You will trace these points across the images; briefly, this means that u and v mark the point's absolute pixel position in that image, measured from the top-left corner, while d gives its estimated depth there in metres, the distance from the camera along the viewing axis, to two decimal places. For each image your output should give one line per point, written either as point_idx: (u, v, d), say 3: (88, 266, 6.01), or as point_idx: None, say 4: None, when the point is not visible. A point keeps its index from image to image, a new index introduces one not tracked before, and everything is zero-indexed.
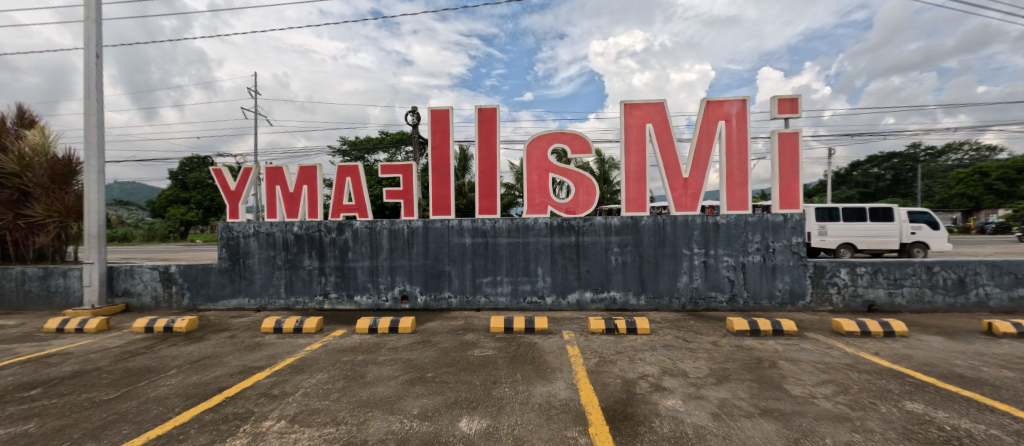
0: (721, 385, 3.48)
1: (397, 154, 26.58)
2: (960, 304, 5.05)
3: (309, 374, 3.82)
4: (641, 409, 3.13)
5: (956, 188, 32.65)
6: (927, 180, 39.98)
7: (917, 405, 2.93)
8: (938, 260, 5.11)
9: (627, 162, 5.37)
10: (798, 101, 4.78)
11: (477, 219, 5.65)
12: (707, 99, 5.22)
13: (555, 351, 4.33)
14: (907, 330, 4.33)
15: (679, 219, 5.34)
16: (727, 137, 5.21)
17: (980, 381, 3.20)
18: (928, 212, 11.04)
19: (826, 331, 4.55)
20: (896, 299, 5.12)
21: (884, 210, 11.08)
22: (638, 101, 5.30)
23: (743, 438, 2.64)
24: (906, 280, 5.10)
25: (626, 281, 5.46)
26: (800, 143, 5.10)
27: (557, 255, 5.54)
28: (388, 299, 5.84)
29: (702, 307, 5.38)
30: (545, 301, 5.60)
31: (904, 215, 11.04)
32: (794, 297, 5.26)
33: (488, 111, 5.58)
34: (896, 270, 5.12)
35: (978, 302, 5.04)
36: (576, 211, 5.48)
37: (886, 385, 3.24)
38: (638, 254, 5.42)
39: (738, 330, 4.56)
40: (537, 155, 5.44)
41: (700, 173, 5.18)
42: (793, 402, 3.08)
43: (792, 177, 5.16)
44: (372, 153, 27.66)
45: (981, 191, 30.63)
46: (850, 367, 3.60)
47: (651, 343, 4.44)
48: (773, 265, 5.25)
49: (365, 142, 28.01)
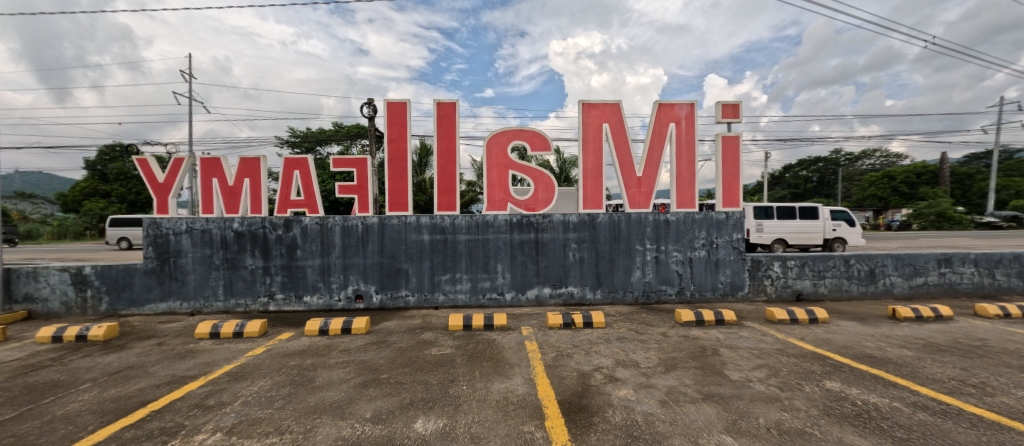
0: (669, 373, 3.70)
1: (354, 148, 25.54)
2: (870, 292, 5.68)
3: (250, 381, 3.55)
4: (595, 400, 3.25)
5: (871, 190, 36.93)
6: (848, 183, 44.83)
7: (835, 383, 3.28)
8: (853, 254, 5.73)
9: (585, 160, 5.50)
10: (739, 106, 5.12)
11: (435, 215, 5.53)
12: (659, 102, 5.45)
13: (513, 347, 4.35)
14: (828, 316, 4.80)
15: (633, 216, 5.54)
16: (677, 139, 5.48)
17: (884, 359, 3.63)
18: (846, 211, 12.42)
19: (761, 319, 4.93)
20: (819, 289, 5.67)
21: (811, 209, 12.25)
22: (595, 101, 5.44)
23: (689, 423, 2.89)
24: (828, 272, 5.65)
25: (584, 276, 5.60)
26: (740, 146, 5.48)
27: (517, 251, 5.55)
28: (341, 299, 5.57)
29: (653, 300, 5.63)
30: (504, 298, 5.60)
31: (826, 215, 12.30)
32: (734, 289, 5.65)
33: (447, 105, 5.46)
34: (819, 264, 5.66)
35: (884, 290, 5.71)
36: (535, 208, 5.53)
37: (811, 367, 3.58)
38: (594, 250, 5.56)
39: (685, 321, 4.80)
40: (497, 151, 5.42)
41: (653, 173, 5.43)
42: (731, 387, 3.38)
43: (733, 177, 5.53)
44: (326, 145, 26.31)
45: (888, 193, 34.95)
46: (781, 352, 3.92)
47: (606, 336, 4.57)
48: (716, 259, 5.62)
49: (317, 134, 26.56)
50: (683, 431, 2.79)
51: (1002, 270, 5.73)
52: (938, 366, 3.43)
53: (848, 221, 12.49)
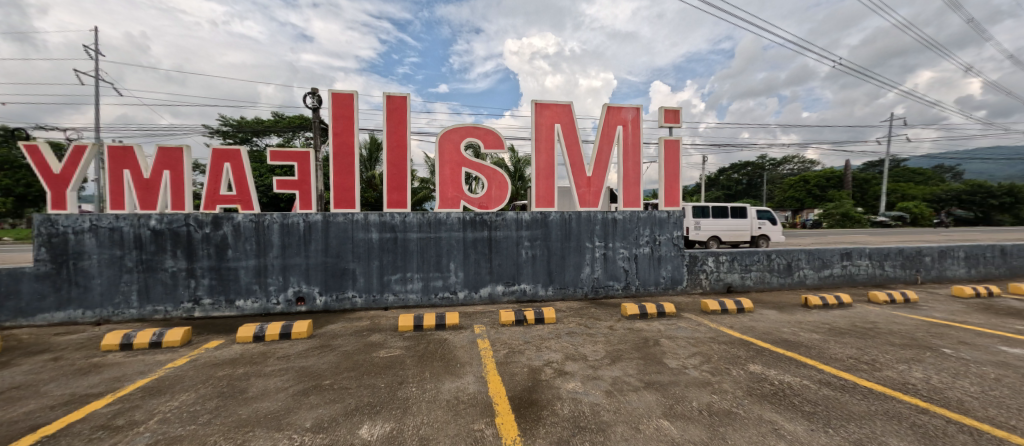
0: (614, 364, 3.87)
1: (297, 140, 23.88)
2: (788, 283, 6.35)
3: (170, 396, 3.19)
4: (545, 394, 3.31)
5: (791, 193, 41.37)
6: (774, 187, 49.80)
7: (757, 367, 3.63)
8: (774, 249, 6.36)
9: (538, 159, 5.58)
10: (679, 112, 5.47)
11: (385, 213, 5.32)
12: (608, 105, 5.67)
13: (465, 346, 4.31)
14: (753, 306, 5.29)
15: (583, 215, 5.72)
16: (624, 141, 5.74)
17: (797, 343, 4.07)
18: (769, 211, 13.80)
19: (697, 310, 5.31)
20: (746, 281, 6.22)
21: (740, 209, 13.46)
22: (548, 102, 5.54)
23: (631, 411, 3.06)
24: (753, 265, 6.23)
25: (536, 274, 5.69)
26: (680, 149, 5.87)
27: (470, 249, 5.51)
28: (280, 302, 5.19)
29: (601, 295, 5.86)
30: (457, 296, 5.53)
31: (753, 214, 13.56)
32: (674, 283, 6.04)
33: (398, 99, 5.29)
34: (746, 258, 6.22)
35: (799, 281, 6.40)
36: (489, 206, 5.51)
37: (737, 352, 3.93)
38: (546, 248, 5.67)
39: (630, 315, 5.04)
40: (449, 148, 5.33)
41: (601, 173, 5.64)
42: (669, 374, 3.63)
43: (674, 179, 5.91)
44: (265, 137, 24.32)
45: (805, 195, 39.41)
46: (713, 340, 4.26)
47: (557, 331, 4.68)
48: (658, 255, 5.96)
49: (254, 124, 24.52)
50: (627, 419, 2.94)
51: (890, 262, 6.66)
52: (839, 346, 3.92)
53: (770, 220, 13.90)
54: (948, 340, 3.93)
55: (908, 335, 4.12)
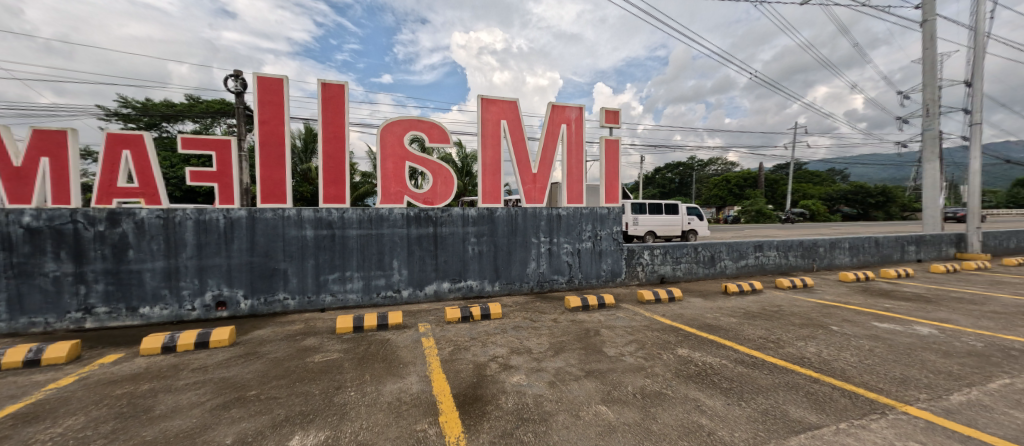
0: (557, 355, 4.00)
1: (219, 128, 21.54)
2: (711, 273, 7.00)
3: (50, 422, 2.71)
4: (490, 389, 3.33)
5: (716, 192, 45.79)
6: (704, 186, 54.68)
7: (684, 350, 3.96)
8: (701, 243, 6.96)
9: (484, 155, 5.57)
10: (619, 113, 5.76)
11: (320, 208, 4.98)
12: (552, 103, 5.80)
13: (408, 345, 4.19)
14: (682, 295, 5.76)
15: (529, 211, 5.82)
16: (568, 139, 5.92)
17: (718, 327, 4.50)
18: (697, 208, 15.13)
19: (634, 300, 5.66)
20: (677, 272, 6.75)
21: (672, 206, 14.59)
22: (494, 97, 5.54)
23: (572, 399, 3.18)
24: (683, 258, 6.77)
25: (482, 270, 5.69)
26: (620, 149, 6.18)
27: (414, 246, 5.36)
28: (196, 308, 4.65)
29: (546, 288, 6.02)
30: (400, 295, 5.35)
31: (683, 211, 14.77)
32: (614, 275, 6.38)
33: (334, 87, 4.97)
34: (677, 251, 6.75)
35: (721, 271, 7.08)
36: (434, 202, 5.39)
37: (668, 338, 4.26)
38: (493, 244, 5.68)
39: (573, 307, 5.24)
40: (392, 141, 5.13)
41: (546, 170, 5.78)
42: (608, 362, 3.83)
43: (614, 177, 6.22)
44: (179, 123, 21.60)
45: (726, 194, 43.91)
46: (647, 328, 4.56)
47: (502, 326, 4.72)
48: (600, 249, 6.25)
49: (164, 108, 21.71)
50: (568, 407, 3.05)
51: (793, 252, 7.60)
52: (752, 328, 4.40)
53: (698, 216, 15.24)
54: (835, 319, 4.58)
55: (805, 315, 4.74)
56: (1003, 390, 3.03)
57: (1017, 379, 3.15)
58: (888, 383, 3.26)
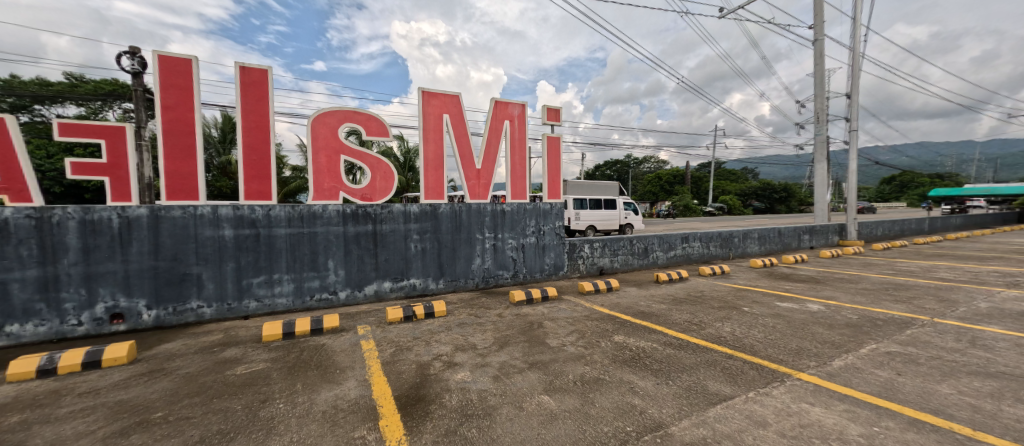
0: (502, 349, 4.04)
1: (114, 113, 18.56)
2: (645, 264, 7.52)
3: None
4: (434, 388, 3.27)
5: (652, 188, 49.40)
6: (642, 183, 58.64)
7: (620, 337, 4.22)
8: (635, 236, 7.44)
9: (426, 149, 5.43)
10: (559, 111, 5.92)
11: (241, 205, 4.52)
12: (495, 99, 5.81)
13: (346, 349, 3.97)
14: (619, 285, 6.12)
15: (473, 207, 5.79)
16: (511, 135, 5.98)
17: (649, 313, 4.85)
18: (633, 203, 16.18)
19: (575, 292, 5.90)
20: (614, 264, 7.16)
21: (611, 201, 15.45)
22: (435, 91, 5.41)
23: (516, 391, 3.24)
24: (620, 250, 7.19)
25: (426, 267, 5.56)
26: (561, 146, 6.37)
27: (351, 245, 5.08)
28: (84, 323, 3.99)
29: (492, 284, 6.05)
30: (337, 297, 5.06)
31: (621, 206, 15.71)
32: (557, 269, 6.60)
33: (255, 72, 4.53)
34: (614, 244, 7.15)
35: (653, 262, 7.64)
36: (373, 198, 5.17)
37: (605, 326, 4.50)
38: (437, 241, 5.58)
39: (518, 301, 5.32)
40: (324, 133, 4.80)
41: (490, 166, 5.79)
42: (551, 353, 3.95)
43: (555, 173, 6.42)
44: (59, 105, 18.22)
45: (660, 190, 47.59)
46: (586, 317, 4.78)
47: (447, 324, 4.66)
48: (543, 244, 6.42)
49: (36, 87, 18.16)
50: (512, 400, 3.10)
51: (713, 243, 8.43)
52: (678, 313, 4.80)
53: (634, 210, 16.31)
54: (747, 301, 5.16)
55: (722, 299, 5.28)
56: (871, 354, 3.63)
57: (881, 344, 3.79)
58: (787, 354, 3.74)
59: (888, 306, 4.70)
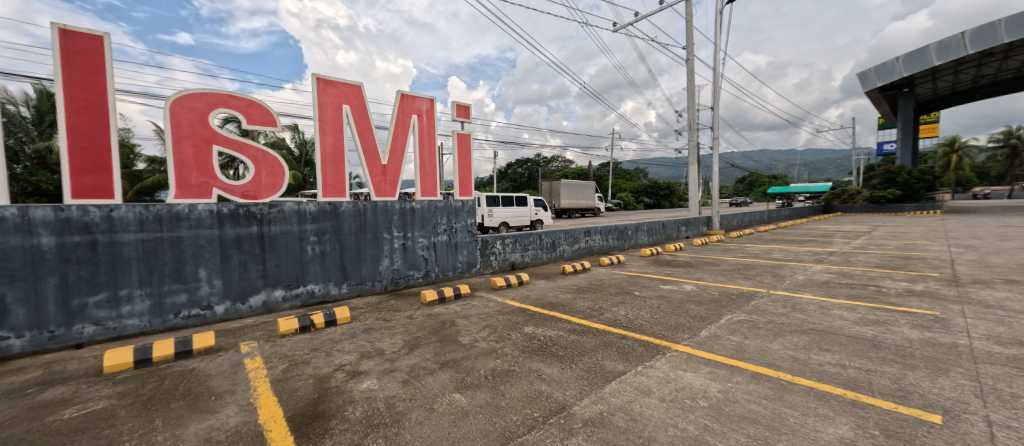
0: (412, 352, 3.92)
1: None
2: (553, 257, 8.00)
3: None
4: (335, 401, 3.01)
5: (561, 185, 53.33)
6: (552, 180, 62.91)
7: (529, 328, 4.42)
8: (544, 231, 7.88)
9: (323, 142, 4.98)
10: (469, 109, 5.93)
11: (68, 206, 3.59)
12: (402, 92, 5.57)
13: (224, 371, 3.44)
14: (529, 278, 6.40)
15: (379, 205, 5.50)
16: (419, 131, 5.81)
17: (555, 303, 5.18)
18: (543, 200, 17.09)
19: (488, 288, 6.01)
20: (524, 259, 7.48)
21: (522, 199, 16.09)
22: (333, 79, 4.97)
23: (426, 393, 3.17)
24: (529, 245, 7.53)
25: (325, 272, 5.11)
26: (471, 143, 6.41)
27: (230, 250, 4.41)
28: None
29: (402, 285, 5.83)
30: (213, 312, 4.35)
31: (531, 203, 16.47)
32: (470, 266, 6.64)
33: (88, 40, 3.65)
34: (524, 240, 7.46)
35: (560, 255, 8.17)
36: (258, 196, 4.57)
37: (516, 319, 4.66)
38: (338, 242, 5.16)
39: (430, 301, 5.21)
40: (190, 118, 4.09)
41: (398, 162, 5.55)
42: (462, 350, 3.96)
43: (466, 170, 6.44)
44: None
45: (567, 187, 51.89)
46: (498, 312, 4.90)
47: (351, 331, 4.35)
48: (455, 242, 6.41)
49: None
50: (422, 403, 3.02)
51: (611, 235, 9.37)
52: (581, 301, 5.21)
53: (544, 208, 17.27)
54: (637, 286, 5.85)
55: (618, 286, 5.89)
56: (727, 323, 4.41)
57: (734, 314, 4.62)
58: (668, 330, 4.33)
59: (740, 283, 5.77)
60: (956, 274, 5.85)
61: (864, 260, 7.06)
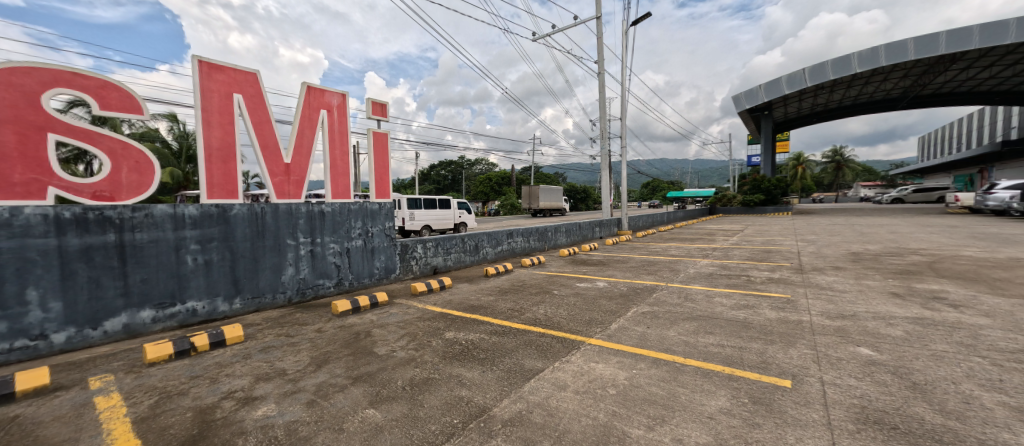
0: (320, 369, 3.58)
1: None
2: (476, 260, 8.04)
3: None
4: (221, 435, 2.61)
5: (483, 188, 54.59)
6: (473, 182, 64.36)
7: (450, 333, 4.35)
8: (466, 234, 7.87)
9: (209, 135, 4.45)
10: (386, 107, 5.67)
11: None
12: (307, 84, 5.20)
13: (65, 415, 2.75)
14: (451, 282, 6.33)
15: (281, 207, 4.99)
16: (329, 127, 5.47)
17: (477, 306, 5.19)
18: (467, 203, 17.07)
19: (408, 294, 5.78)
20: (447, 262, 7.39)
21: (445, 201, 15.90)
22: (220, 63, 4.48)
23: (336, 412, 2.92)
24: (452, 248, 7.47)
25: (212, 285, 4.45)
26: (389, 143, 6.17)
27: (75, 264, 3.58)
28: None
29: (309, 296, 5.35)
30: (48, 343, 3.48)
31: (455, 206, 16.36)
32: (388, 272, 6.36)
33: None
34: (447, 243, 7.38)
35: (483, 257, 8.24)
36: (118, 197, 3.82)
37: (437, 325, 4.56)
38: (228, 250, 4.55)
39: (342, 312, 4.84)
40: (14, 98, 3.26)
41: (303, 161, 5.19)
42: (378, 362, 3.74)
43: (383, 171, 6.17)
44: None
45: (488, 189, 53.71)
46: (418, 319, 4.74)
47: (244, 352, 3.83)
48: (372, 247, 6.09)
49: None
50: (329, 425, 2.76)
51: (532, 237, 9.73)
52: (503, 303, 5.30)
53: (467, 210, 17.26)
54: (556, 285, 6.15)
55: (538, 286, 6.13)
56: (634, 315, 4.85)
57: (640, 306, 5.11)
58: (583, 325, 4.62)
59: (644, 278, 6.41)
60: (801, 263, 7.25)
61: (739, 254, 8.39)
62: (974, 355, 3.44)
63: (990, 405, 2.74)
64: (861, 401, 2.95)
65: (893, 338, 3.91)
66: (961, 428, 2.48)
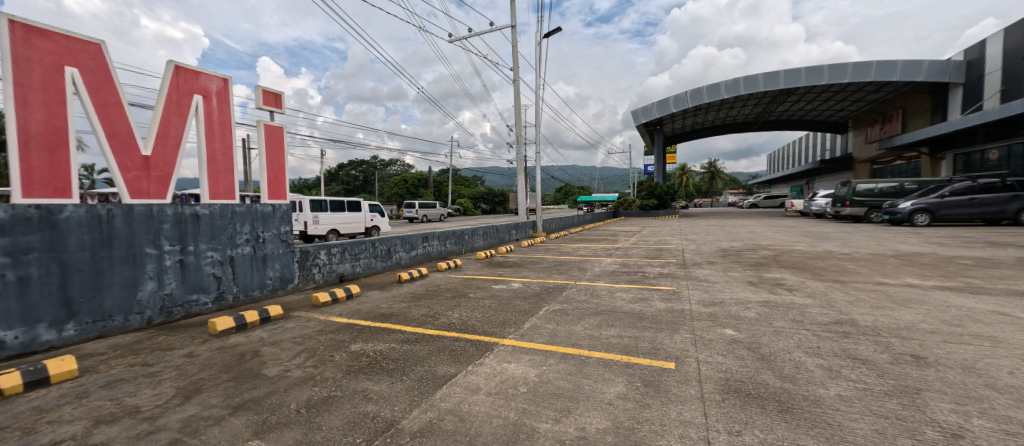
0: (189, 401, 3.04)
1: None
2: (389, 265, 7.68)
3: None
4: None
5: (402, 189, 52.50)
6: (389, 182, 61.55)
7: (355, 345, 4.06)
8: (377, 238, 7.47)
9: (26, 117, 3.50)
10: (281, 98, 5.09)
11: None
12: (176, 64, 4.46)
13: None
14: (360, 290, 5.93)
15: (138, 210, 4.17)
16: (206, 116, 4.80)
17: (388, 314, 4.93)
18: (381, 206, 16.20)
19: (308, 306, 5.26)
20: (356, 269, 6.94)
21: (355, 203, 14.87)
22: (44, 27, 3.57)
23: None
24: (361, 254, 7.04)
25: (29, 309, 3.48)
26: (283, 138, 5.64)
27: None
28: None
29: (179, 315, 4.54)
30: None
31: (367, 208, 15.41)
32: (284, 282, 5.75)
33: None
34: (355, 248, 6.91)
35: (397, 262, 7.92)
36: None
37: (341, 337, 4.21)
38: (56, 263, 3.62)
39: (222, 331, 4.19)
40: None
41: (169, 155, 4.45)
42: (268, 385, 3.31)
43: (276, 169, 5.57)
44: None
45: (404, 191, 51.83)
46: (318, 332, 4.33)
47: (79, 390, 3.07)
48: (263, 254, 5.45)
49: None
50: None
51: (449, 241, 9.62)
52: (416, 309, 5.12)
53: (380, 213, 16.37)
54: (472, 288, 6.17)
55: (454, 290, 6.08)
56: (546, 313, 5.09)
57: (551, 305, 5.39)
58: (497, 326, 4.70)
59: (556, 277, 6.78)
60: (683, 259, 8.41)
61: (636, 253, 9.40)
62: (802, 329, 4.34)
63: (812, 367, 3.47)
64: (725, 374, 3.50)
65: (749, 319, 4.74)
66: (793, 388, 3.11)
